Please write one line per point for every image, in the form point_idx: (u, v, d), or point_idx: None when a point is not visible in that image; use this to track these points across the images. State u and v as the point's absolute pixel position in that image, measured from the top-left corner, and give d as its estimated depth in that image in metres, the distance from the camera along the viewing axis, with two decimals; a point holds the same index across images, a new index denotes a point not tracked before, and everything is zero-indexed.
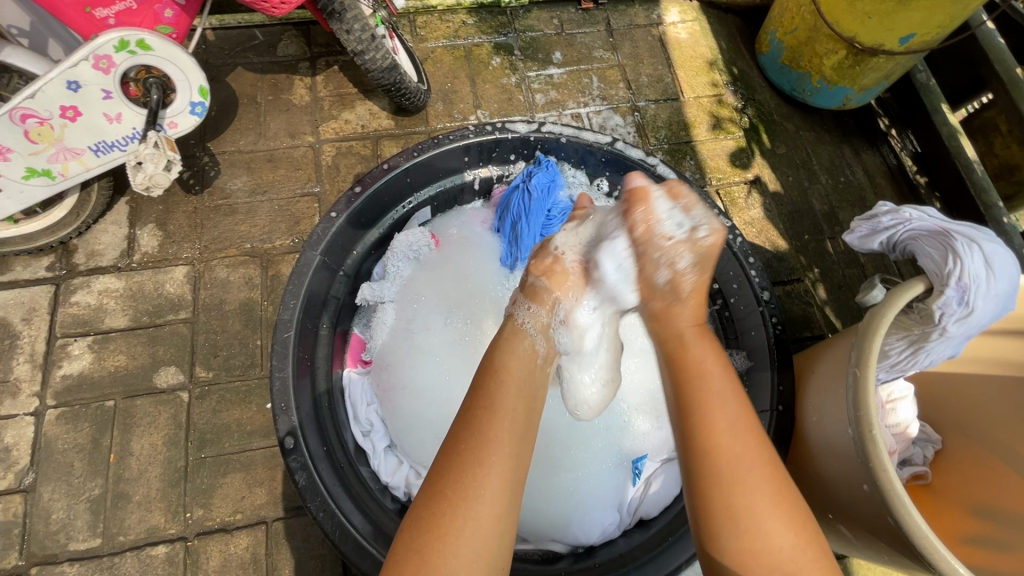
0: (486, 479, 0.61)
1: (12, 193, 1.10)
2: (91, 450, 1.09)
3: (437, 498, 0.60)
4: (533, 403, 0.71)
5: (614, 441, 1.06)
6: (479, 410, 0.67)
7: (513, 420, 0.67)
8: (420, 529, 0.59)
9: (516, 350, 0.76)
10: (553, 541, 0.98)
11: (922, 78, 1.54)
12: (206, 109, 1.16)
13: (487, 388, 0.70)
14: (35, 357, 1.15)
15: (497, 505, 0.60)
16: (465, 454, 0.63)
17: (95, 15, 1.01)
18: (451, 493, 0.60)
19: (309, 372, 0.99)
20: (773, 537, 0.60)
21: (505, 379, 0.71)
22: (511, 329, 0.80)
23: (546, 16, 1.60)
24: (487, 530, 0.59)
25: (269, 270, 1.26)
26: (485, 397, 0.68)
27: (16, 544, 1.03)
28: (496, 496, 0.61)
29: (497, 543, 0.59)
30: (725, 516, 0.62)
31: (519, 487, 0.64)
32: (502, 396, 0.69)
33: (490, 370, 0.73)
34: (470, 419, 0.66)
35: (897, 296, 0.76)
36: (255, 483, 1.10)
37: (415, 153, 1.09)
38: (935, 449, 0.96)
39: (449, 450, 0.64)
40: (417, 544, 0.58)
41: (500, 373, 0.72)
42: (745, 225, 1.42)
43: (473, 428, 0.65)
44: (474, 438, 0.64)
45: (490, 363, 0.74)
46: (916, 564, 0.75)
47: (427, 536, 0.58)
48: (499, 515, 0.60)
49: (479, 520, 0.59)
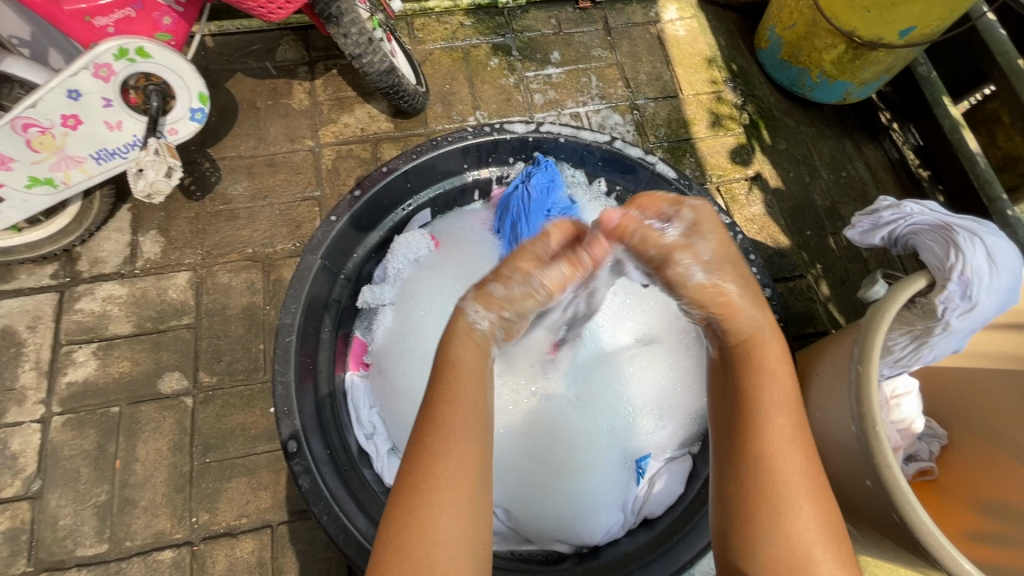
0: (453, 470, 0.62)
1: (15, 203, 1.11)
2: (97, 456, 1.10)
3: (406, 491, 0.61)
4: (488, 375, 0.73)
5: (619, 441, 1.05)
6: (441, 403, 0.66)
7: (473, 407, 0.67)
8: (394, 527, 0.60)
9: (469, 338, 0.74)
10: (557, 542, 0.99)
11: (923, 71, 1.52)
12: (205, 116, 1.17)
13: (443, 373, 0.70)
14: (41, 365, 1.15)
15: (467, 493, 0.61)
16: (432, 447, 0.63)
17: (94, 23, 1.03)
18: (421, 486, 0.61)
19: (311, 376, 0.99)
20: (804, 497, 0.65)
21: (459, 360, 0.71)
22: (461, 329, 0.75)
23: (544, 16, 1.60)
24: (463, 524, 0.60)
25: (271, 275, 1.26)
26: (445, 381, 0.68)
27: (24, 550, 1.04)
28: (464, 484, 0.61)
29: (470, 533, 0.60)
30: (769, 520, 0.63)
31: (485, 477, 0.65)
32: (462, 384, 0.68)
33: (444, 363, 0.71)
34: (429, 405, 0.66)
35: (900, 291, 0.76)
36: (260, 487, 1.11)
37: (414, 155, 1.10)
38: (941, 444, 0.95)
39: (416, 442, 0.64)
40: (393, 542, 0.59)
41: (453, 355, 0.72)
42: (746, 221, 1.41)
43: (433, 414, 0.65)
44: (437, 432, 0.64)
45: (444, 346, 0.73)
46: (921, 561, 0.74)
47: (403, 535, 0.59)
48: (471, 502, 0.61)
49: (451, 510, 0.60)
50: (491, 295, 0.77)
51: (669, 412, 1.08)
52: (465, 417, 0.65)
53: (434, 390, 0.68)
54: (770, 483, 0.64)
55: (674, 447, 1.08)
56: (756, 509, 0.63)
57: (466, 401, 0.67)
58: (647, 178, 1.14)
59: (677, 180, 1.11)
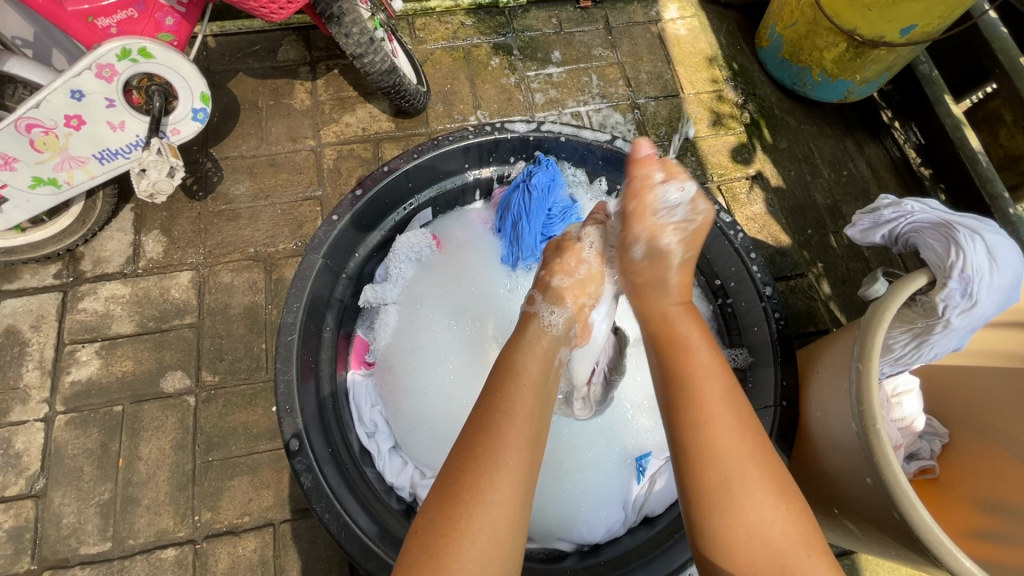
0: (499, 483, 0.61)
1: (19, 203, 1.11)
2: (101, 455, 1.11)
3: (450, 497, 0.61)
4: (548, 393, 0.72)
5: (618, 440, 1.06)
6: (499, 412, 0.67)
7: (531, 424, 0.67)
8: (432, 533, 0.59)
9: (536, 350, 0.77)
10: (559, 540, 0.98)
11: (925, 69, 1.51)
12: (207, 116, 1.17)
13: (503, 384, 0.70)
14: (44, 364, 1.16)
15: (511, 511, 0.61)
16: (481, 457, 0.63)
17: (97, 24, 1.03)
18: (464, 495, 0.60)
19: (313, 375, 0.99)
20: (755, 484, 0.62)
21: (522, 374, 0.72)
22: (535, 330, 0.80)
23: (545, 15, 1.60)
24: (501, 537, 0.59)
25: (272, 274, 1.27)
26: (503, 393, 0.68)
27: (28, 548, 1.04)
28: (507, 498, 0.61)
29: (507, 549, 0.59)
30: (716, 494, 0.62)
31: (532, 490, 0.64)
32: (522, 397, 0.68)
33: (510, 372, 0.72)
34: (486, 416, 0.66)
35: (900, 289, 0.76)
36: (262, 485, 1.11)
37: (416, 154, 1.09)
38: (942, 442, 0.95)
39: (465, 450, 0.64)
40: (429, 547, 0.58)
41: (519, 368, 0.72)
42: (747, 220, 1.41)
43: (484, 424, 0.66)
44: (488, 440, 0.64)
45: (508, 359, 0.75)
46: (922, 558, 0.75)
47: (440, 540, 0.58)
48: (512, 520, 0.61)
49: (491, 523, 0.59)
50: (559, 293, 0.86)
51: None
52: (521, 433, 0.65)
53: (489, 402, 0.68)
54: (715, 466, 0.62)
55: None
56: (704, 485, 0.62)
57: (522, 415, 0.67)
58: None
59: None
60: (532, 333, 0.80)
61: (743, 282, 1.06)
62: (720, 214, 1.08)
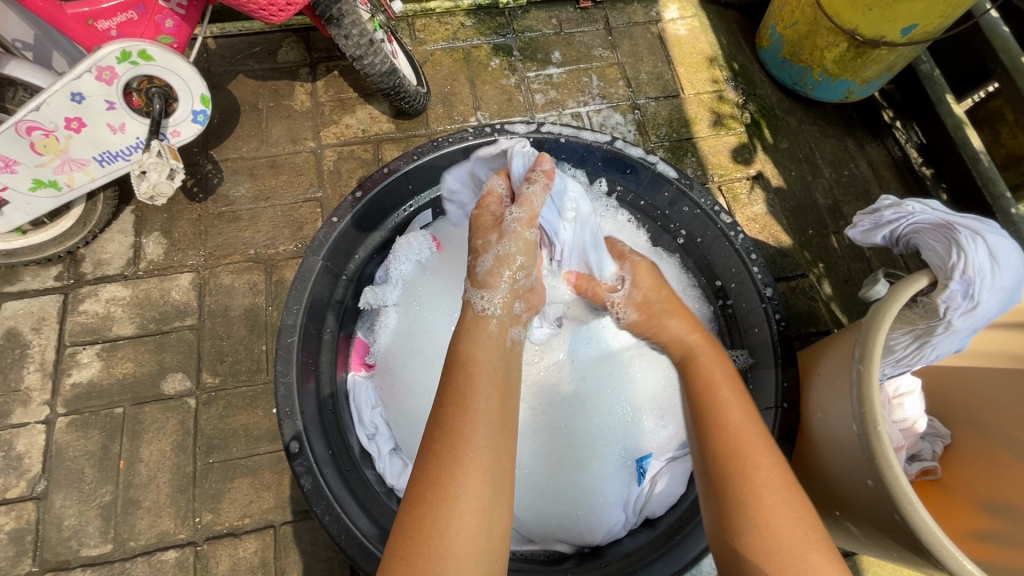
0: (463, 478, 0.61)
1: (20, 205, 1.11)
2: (102, 457, 1.11)
3: (415, 499, 0.61)
4: (507, 378, 0.71)
5: (620, 441, 1.05)
6: (452, 406, 0.66)
7: (488, 413, 0.66)
8: (403, 536, 0.59)
9: (481, 336, 0.75)
10: (559, 542, 0.99)
11: (926, 69, 1.51)
12: (207, 117, 1.17)
13: (453, 377, 0.69)
14: (45, 366, 1.16)
15: (479, 503, 0.60)
16: (442, 455, 0.62)
17: (97, 27, 1.03)
18: (429, 496, 0.60)
19: (313, 376, 0.99)
20: (763, 485, 0.63)
21: (472, 363, 0.70)
22: (472, 318, 0.78)
23: (545, 16, 1.60)
24: (473, 532, 0.59)
25: (273, 276, 1.27)
26: (452, 388, 0.67)
27: (29, 551, 1.04)
28: (474, 492, 0.60)
29: (482, 540, 0.59)
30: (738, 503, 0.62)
31: (502, 483, 0.63)
32: (476, 388, 0.68)
33: (457, 363, 0.71)
34: (440, 410, 0.66)
35: (902, 290, 0.75)
36: (263, 487, 1.11)
37: (415, 156, 1.09)
38: (944, 443, 0.94)
39: (423, 451, 0.64)
40: (400, 551, 0.58)
41: (471, 358, 0.71)
42: (747, 221, 1.41)
43: (437, 418, 0.65)
44: (448, 435, 0.63)
45: (457, 348, 0.73)
46: (924, 560, 0.74)
47: (409, 544, 0.58)
48: (483, 511, 0.60)
49: (460, 520, 0.59)
50: (486, 277, 0.82)
51: (670, 412, 1.08)
52: (478, 423, 0.64)
53: (445, 396, 0.68)
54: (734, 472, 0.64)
55: (675, 447, 1.07)
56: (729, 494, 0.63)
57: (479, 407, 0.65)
58: (648, 177, 1.14)
59: (678, 180, 1.11)
60: (468, 321, 0.78)
61: (744, 283, 1.06)
62: (721, 214, 1.07)
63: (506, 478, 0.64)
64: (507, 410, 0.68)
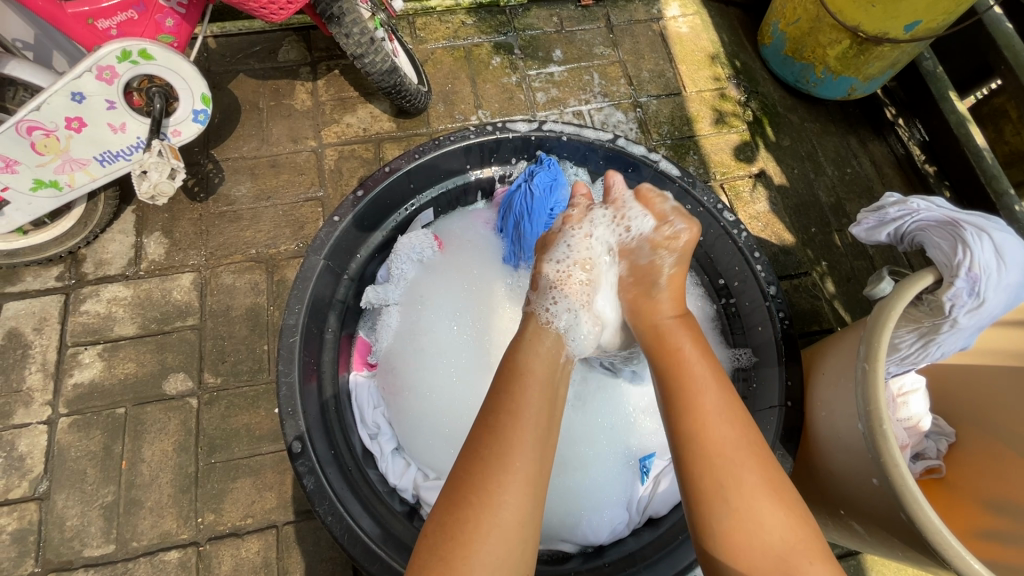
0: (508, 485, 0.61)
1: (21, 206, 1.11)
2: (104, 458, 1.11)
3: (457, 500, 0.61)
4: (554, 393, 0.73)
5: (622, 441, 1.06)
6: (506, 414, 0.67)
7: (538, 425, 0.67)
8: (440, 537, 0.59)
9: (538, 350, 0.78)
10: (562, 541, 0.98)
11: (928, 65, 1.50)
12: (208, 117, 1.17)
13: (509, 385, 0.71)
14: (47, 366, 1.16)
15: (520, 512, 0.61)
16: (489, 459, 0.63)
17: (98, 27, 1.03)
18: (474, 498, 0.61)
19: (315, 376, 0.99)
20: (743, 479, 0.65)
21: (528, 373, 0.73)
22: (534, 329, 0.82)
23: (545, 14, 1.60)
24: (511, 540, 0.59)
25: (274, 276, 1.26)
26: (506, 394, 0.69)
27: (31, 551, 1.04)
28: (520, 499, 0.61)
29: (518, 550, 0.59)
30: (713, 493, 0.64)
31: (544, 490, 0.65)
32: (527, 397, 0.69)
33: (516, 372, 0.73)
34: (490, 417, 0.67)
35: (907, 288, 0.75)
36: (265, 487, 1.11)
37: (417, 155, 1.09)
38: (948, 442, 0.94)
39: (470, 452, 0.64)
40: (439, 552, 0.58)
41: (524, 368, 0.74)
42: (750, 219, 1.41)
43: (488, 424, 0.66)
44: (497, 441, 0.64)
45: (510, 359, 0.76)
46: (930, 559, 0.74)
47: (450, 544, 0.58)
48: (522, 522, 0.61)
49: (503, 526, 0.59)
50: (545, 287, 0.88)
51: None
52: (527, 434, 0.66)
53: (496, 404, 0.69)
54: (712, 464, 0.66)
55: None
56: (703, 489, 0.65)
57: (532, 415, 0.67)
58: (649, 175, 1.13)
59: (680, 178, 1.10)
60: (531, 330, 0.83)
61: (747, 281, 1.05)
62: (724, 212, 1.07)
63: (545, 488, 0.65)
64: (552, 420, 0.70)
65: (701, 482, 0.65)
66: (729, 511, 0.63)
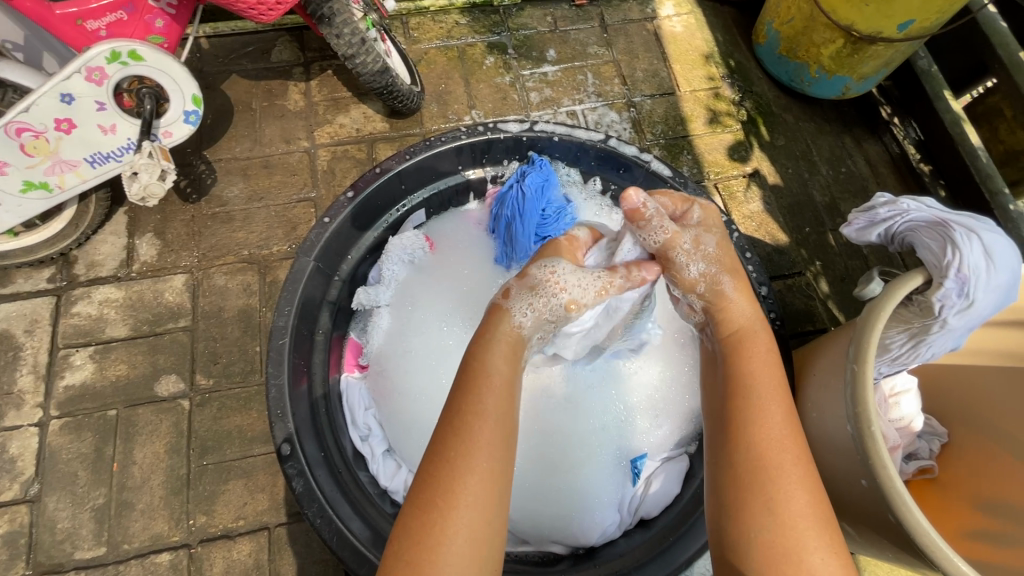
0: (472, 487, 0.61)
1: (10, 207, 1.11)
2: (95, 460, 1.10)
3: (423, 503, 0.61)
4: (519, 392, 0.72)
5: (613, 441, 1.05)
6: (468, 413, 0.66)
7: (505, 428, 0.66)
8: (407, 540, 0.59)
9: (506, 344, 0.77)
10: (554, 543, 0.98)
11: (923, 64, 1.50)
12: (199, 118, 1.17)
13: (475, 384, 0.69)
14: (38, 368, 1.16)
15: (485, 513, 0.61)
16: (455, 462, 0.62)
17: (87, 27, 1.03)
18: (439, 502, 0.60)
19: (305, 378, 0.99)
20: (792, 498, 0.63)
21: (493, 373, 0.71)
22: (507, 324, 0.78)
23: (539, 14, 1.59)
24: (476, 541, 0.59)
25: (266, 277, 1.26)
26: (473, 394, 0.67)
27: (22, 554, 1.04)
28: (483, 502, 0.61)
29: (485, 551, 0.59)
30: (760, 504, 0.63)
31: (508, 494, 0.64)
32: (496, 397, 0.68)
33: (477, 368, 0.71)
34: (455, 417, 0.65)
35: (896, 289, 0.74)
36: (257, 489, 1.11)
37: (408, 156, 1.10)
38: (941, 442, 0.93)
39: (433, 454, 0.64)
40: (405, 554, 0.58)
41: (488, 366, 0.71)
42: (744, 219, 1.40)
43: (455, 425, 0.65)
44: (463, 442, 0.63)
45: (475, 356, 0.73)
46: (919, 561, 0.74)
47: (414, 549, 0.58)
48: (487, 522, 0.61)
49: (466, 529, 0.59)
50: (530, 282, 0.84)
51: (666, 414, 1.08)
52: (493, 435, 0.65)
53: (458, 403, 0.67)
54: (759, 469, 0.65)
55: (671, 446, 1.07)
56: (746, 498, 0.64)
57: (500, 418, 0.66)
58: (641, 175, 1.13)
59: (672, 178, 1.10)
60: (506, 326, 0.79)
61: None
62: None
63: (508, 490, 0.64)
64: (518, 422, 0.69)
65: (746, 479, 0.65)
66: (776, 522, 0.62)
